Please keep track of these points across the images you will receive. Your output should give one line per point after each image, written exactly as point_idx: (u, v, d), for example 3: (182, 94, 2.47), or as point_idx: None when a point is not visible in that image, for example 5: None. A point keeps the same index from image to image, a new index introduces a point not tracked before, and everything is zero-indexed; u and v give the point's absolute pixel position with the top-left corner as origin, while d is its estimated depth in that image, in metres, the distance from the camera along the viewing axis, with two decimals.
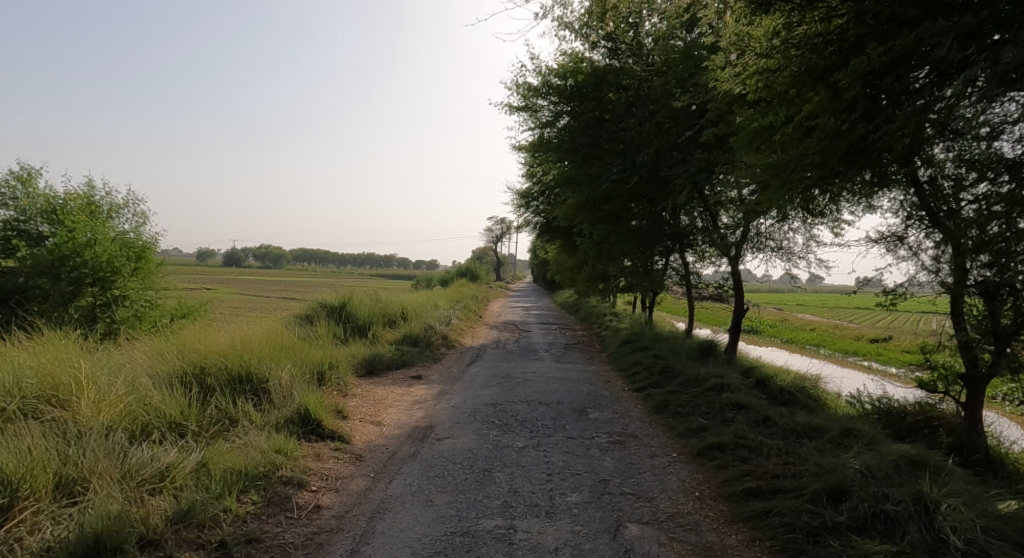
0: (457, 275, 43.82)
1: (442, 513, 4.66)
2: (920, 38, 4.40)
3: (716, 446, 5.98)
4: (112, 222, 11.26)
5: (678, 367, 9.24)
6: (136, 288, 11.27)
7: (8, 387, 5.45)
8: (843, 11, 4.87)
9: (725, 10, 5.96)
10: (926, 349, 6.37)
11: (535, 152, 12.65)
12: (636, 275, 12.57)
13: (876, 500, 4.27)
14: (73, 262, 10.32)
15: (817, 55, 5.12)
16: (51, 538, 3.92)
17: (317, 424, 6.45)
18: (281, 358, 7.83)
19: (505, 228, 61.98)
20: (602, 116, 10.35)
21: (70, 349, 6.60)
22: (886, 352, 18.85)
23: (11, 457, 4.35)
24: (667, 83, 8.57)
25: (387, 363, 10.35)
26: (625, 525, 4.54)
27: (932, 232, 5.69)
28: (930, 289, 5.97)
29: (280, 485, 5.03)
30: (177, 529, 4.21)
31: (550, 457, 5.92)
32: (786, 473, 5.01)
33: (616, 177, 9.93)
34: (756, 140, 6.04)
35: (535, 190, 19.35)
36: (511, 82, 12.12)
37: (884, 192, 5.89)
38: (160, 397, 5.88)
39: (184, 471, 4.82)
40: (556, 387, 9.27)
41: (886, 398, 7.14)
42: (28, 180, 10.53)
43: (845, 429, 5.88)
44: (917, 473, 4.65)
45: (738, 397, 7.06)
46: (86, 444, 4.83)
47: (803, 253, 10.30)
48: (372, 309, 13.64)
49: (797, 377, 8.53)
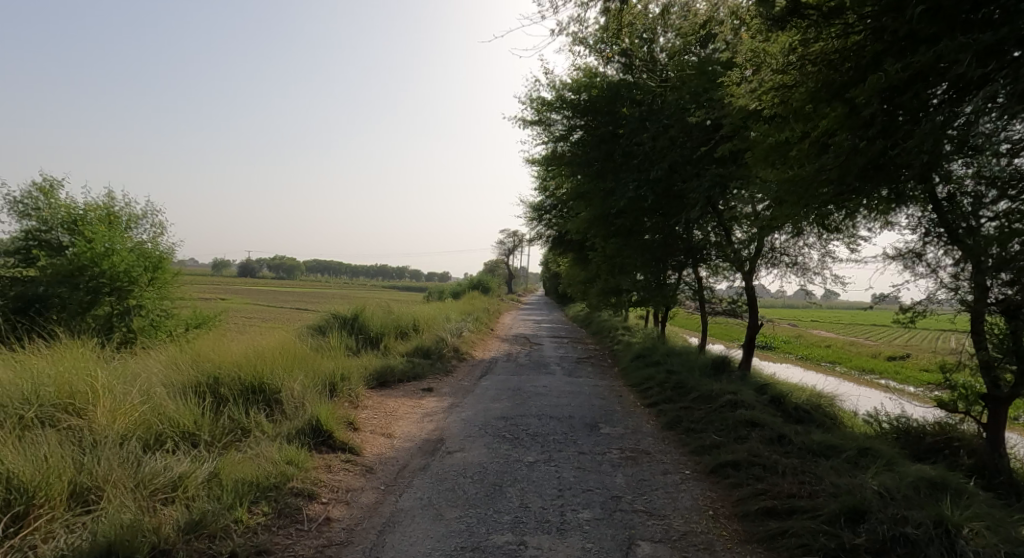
0: (469, 287, 44.02)
1: (452, 528, 4.63)
2: (938, 55, 4.37)
3: (730, 464, 5.91)
4: (131, 233, 11.42)
5: (691, 383, 9.14)
6: (152, 298, 11.38)
7: (26, 395, 5.50)
8: (860, 28, 4.88)
9: (742, 27, 6.13)
10: (946, 369, 6.28)
11: (547, 165, 12.83)
12: (647, 291, 12.10)
13: (895, 522, 4.18)
14: (92, 273, 10.46)
15: (835, 71, 5.11)
16: (65, 547, 3.94)
17: (328, 435, 6.48)
18: (293, 368, 7.88)
19: (516, 240, 63.00)
20: (616, 131, 10.47)
21: (88, 358, 6.66)
22: (902, 370, 18.49)
23: (27, 464, 4.38)
24: (681, 97, 8.72)
25: (399, 376, 10.36)
26: (637, 543, 4.49)
27: (951, 249, 5.62)
28: (950, 307, 5.87)
29: (290, 497, 5.03)
30: (189, 539, 4.21)
31: (562, 472, 5.87)
32: (802, 492, 4.94)
33: (630, 193, 9.95)
34: (771, 155, 6.06)
35: (549, 203, 19.67)
36: (525, 98, 12.40)
37: (901, 209, 5.84)
38: (174, 407, 5.91)
39: (196, 481, 4.81)
40: (568, 401, 9.22)
41: (905, 417, 7.01)
42: (50, 191, 10.70)
43: (863, 448, 5.78)
44: (938, 495, 4.54)
45: (752, 414, 6.98)
46: (101, 452, 4.85)
47: (818, 269, 10.20)
48: (384, 320, 13.70)
49: (813, 395, 8.39)
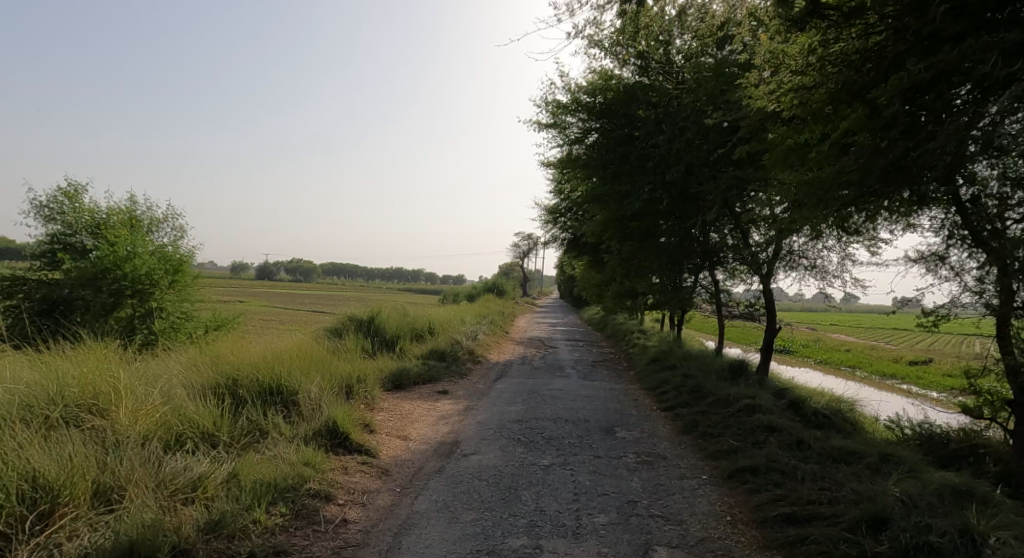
0: (484, 290, 44.08)
1: (468, 530, 4.63)
2: (963, 54, 4.30)
3: (748, 469, 5.85)
4: (152, 236, 11.56)
5: (708, 387, 9.06)
6: (173, 300, 11.53)
7: (51, 395, 5.59)
8: (881, 27, 4.79)
9: (759, 27, 6.09)
10: (971, 374, 6.18)
11: (563, 169, 12.82)
12: (663, 292, 12.08)
13: (918, 530, 4.11)
14: (115, 276, 10.63)
15: (856, 72, 5.03)
16: (88, 545, 4.00)
17: (345, 437, 6.52)
18: (311, 370, 7.93)
19: (530, 243, 62.96)
20: (631, 133, 10.43)
21: (110, 359, 6.75)
22: (925, 376, 18.19)
23: (53, 462, 4.45)
24: (698, 100, 8.69)
25: (415, 378, 10.39)
26: (654, 548, 4.45)
27: (976, 252, 5.52)
28: (974, 311, 5.83)
29: (308, 498, 5.07)
30: (208, 539, 4.25)
31: (577, 476, 5.85)
32: (822, 498, 4.88)
33: (645, 195, 9.90)
34: (791, 157, 6.01)
35: (563, 206, 19.65)
36: (541, 101, 12.41)
37: (923, 211, 5.77)
38: (194, 408, 5.98)
39: (215, 481, 4.86)
40: (583, 405, 9.19)
41: (928, 423, 6.90)
42: (74, 195, 10.85)
43: (884, 454, 5.69)
44: (962, 503, 4.46)
45: (771, 419, 6.90)
46: (123, 452, 4.91)
47: (838, 272, 10.07)
48: (399, 323, 13.75)
49: (832, 400, 8.29)
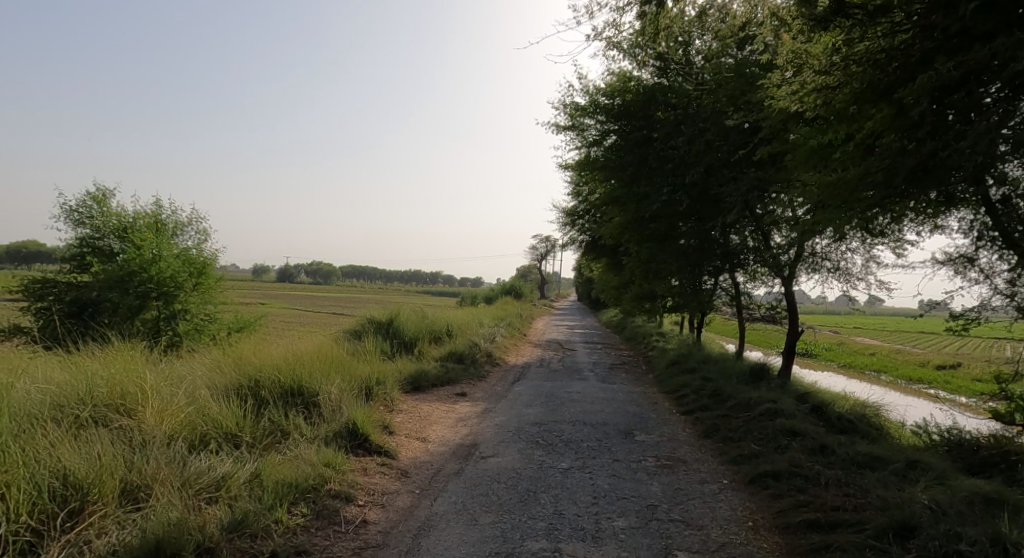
0: (502, 292, 44.13)
1: (486, 533, 4.62)
2: (993, 52, 4.22)
3: (770, 474, 5.77)
4: (177, 239, 11.74)
5: (729, 390, 8.97)
6: (197, 302, 11.69)
7: (80, 396, 5.69)
8: (907, 26, 4.75)
9: (782, 28, 5.94)
10: (1001, 379, 6.05)
11: (581, 171, 12.81)
12: (684, 295, 12.03)
13: (947, 538, 4.02)
14: (141, 278, 10.81)
15: (881, 71, 4.94)
16: (116, 543, 4.06)
17: (365, 438, 6.55)
18: (331, 372, 7.99)
19: (548, 246, 62.95)
20: (650, 135, 10.38)
21: (136, 360, 6.86)
22: (953, 381, 17.80)
23: (82, 461, 4.53)
24: (717, 101, 8.63)
25: (433, 380, 10.41)
26: (674, 553, 4.41)
27: (1007, 253, 5.41)
28: (1005, 314, 5.71)
29: (328, 498, 5.10)
30: (231, 538, 4.29)
31: (596, 479, 5.82)
32: (847, 505, 4.80)
33: (664, 197, 9.84)
34: (813, 159, 5.93)
35: (582, 209, 19.63)
36: (559, 103, 12.42)
37: (951, 212, 5.67)
38: (218, 408, 6.05)
39: (238, 481, 4.91)
40: (602, 408, 9.15)
41: (957, 430, 6.75)
42: (101, 199, 11.05)
43: (912, 461, 5.58)
44: (993, 512, 4.35)
45: (793, 424, 6.81)
46: (149, 451, 4.98)
47: (862, 274, 9.91)
48: (418, 325, 13.81)
49: (857, 405, 8.15)
